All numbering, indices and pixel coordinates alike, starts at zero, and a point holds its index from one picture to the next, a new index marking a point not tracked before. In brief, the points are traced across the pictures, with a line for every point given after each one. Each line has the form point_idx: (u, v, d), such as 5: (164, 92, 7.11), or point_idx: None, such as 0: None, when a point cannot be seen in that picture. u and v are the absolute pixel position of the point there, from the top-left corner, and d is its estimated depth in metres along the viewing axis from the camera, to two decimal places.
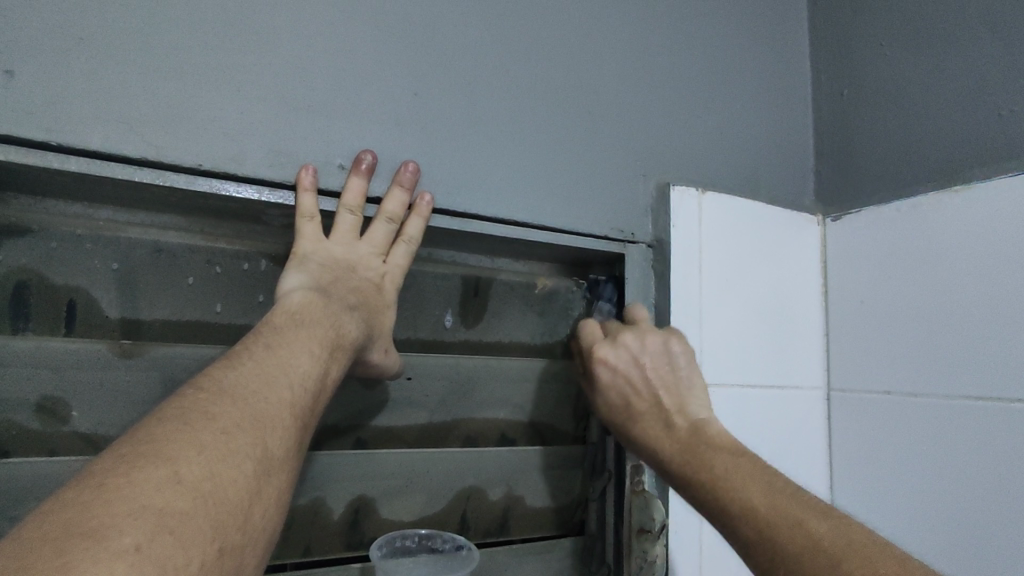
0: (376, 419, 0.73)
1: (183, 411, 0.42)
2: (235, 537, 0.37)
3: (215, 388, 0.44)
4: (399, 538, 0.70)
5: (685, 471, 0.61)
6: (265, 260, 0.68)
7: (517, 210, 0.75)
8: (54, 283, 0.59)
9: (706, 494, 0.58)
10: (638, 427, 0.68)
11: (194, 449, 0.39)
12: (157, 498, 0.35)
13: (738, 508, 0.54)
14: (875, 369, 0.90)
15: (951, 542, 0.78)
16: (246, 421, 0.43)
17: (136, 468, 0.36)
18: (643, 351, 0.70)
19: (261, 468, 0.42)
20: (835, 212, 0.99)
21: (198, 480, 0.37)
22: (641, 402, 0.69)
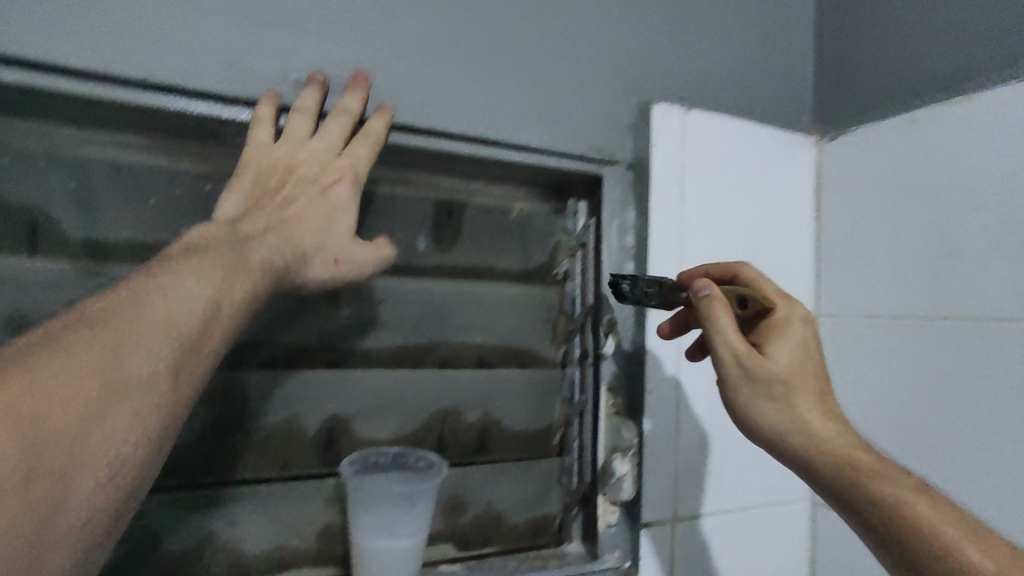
0: (350, 341, 0.73)
1: (99, 306, 0.43)
2: (133, 484, 0.41)
3: (157, 295, 0.45)
4: (372, 455, 0.71)
5: (865, 476, 0.56)
6: (228, 181, 0.67)
7: (489, 128, 0.73)
8: (11, 201, 0.59)
9: (883, 501, 0.55)
10: (816, 428, 0.59)
11: (111, 354, 0.41)
12: (30, 389, 0.37)
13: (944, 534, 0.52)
14: (865, 293, 0.87)
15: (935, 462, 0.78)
16: (157, 326, 0.44)
17: (26, 357, 0.39)
18: (805, 347, 0.63)
19: (172, 408, 0.44)
20: (832, 132, 0.94)
21: (107, 381, 0.40)
22: (819, 387, 0.61)
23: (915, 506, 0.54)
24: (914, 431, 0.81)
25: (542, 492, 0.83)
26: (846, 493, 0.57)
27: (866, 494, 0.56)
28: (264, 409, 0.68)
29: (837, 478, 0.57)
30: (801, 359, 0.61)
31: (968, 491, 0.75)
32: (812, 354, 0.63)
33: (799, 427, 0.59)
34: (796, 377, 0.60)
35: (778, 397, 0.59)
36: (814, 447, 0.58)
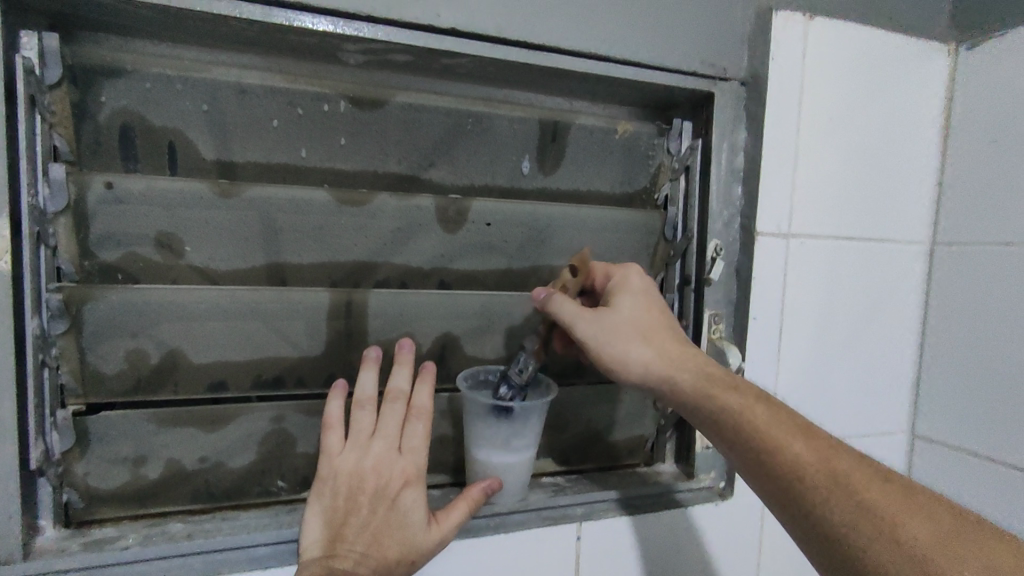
0: (458, 263, 0.75)
1: (359, 428, 0.64)
2: (360, 497, 0.61)
3: (390, 436, 0.64)
4: (481, 372, 0.74)
5: (713, 392, 0.59)
6: (344, 101, 0.67)
7: (600, 43, 0.70)
8: (153, 124, 0.62)
9: (798, 477, 0.52)
10: (665, 367, 0.62)
11: (397, 499, 0.62)
12: (366, 553, 0.59)
13: (778, 446, 0.54)
14: (989, 217, 0.81)
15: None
16: (403, 463, 0.63)
17: (347, 536, 0.60)
18: (639, 293, 0.67)
19: (411, 450, 0.64)
20: (971, 39, 0.85)
21: (409, 554, 0.61)
22: (710, 365, 0.62)
23: (841, 466, 0.52)
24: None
25: (640, 414, 0.85)
26: (781, 491, 0.53)
27: (806, 484, 0.51)
28: (382, 326, 0.72)
29: (758, 471, 0.55)
30: (650, 337, 0.64)
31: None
32: (634, 318, 0.65)
33: (726, 416, 0.57)
34: (638, 326, 0.64)
35: (703, 401, 0.59)
36: (735, 433, 0.57)
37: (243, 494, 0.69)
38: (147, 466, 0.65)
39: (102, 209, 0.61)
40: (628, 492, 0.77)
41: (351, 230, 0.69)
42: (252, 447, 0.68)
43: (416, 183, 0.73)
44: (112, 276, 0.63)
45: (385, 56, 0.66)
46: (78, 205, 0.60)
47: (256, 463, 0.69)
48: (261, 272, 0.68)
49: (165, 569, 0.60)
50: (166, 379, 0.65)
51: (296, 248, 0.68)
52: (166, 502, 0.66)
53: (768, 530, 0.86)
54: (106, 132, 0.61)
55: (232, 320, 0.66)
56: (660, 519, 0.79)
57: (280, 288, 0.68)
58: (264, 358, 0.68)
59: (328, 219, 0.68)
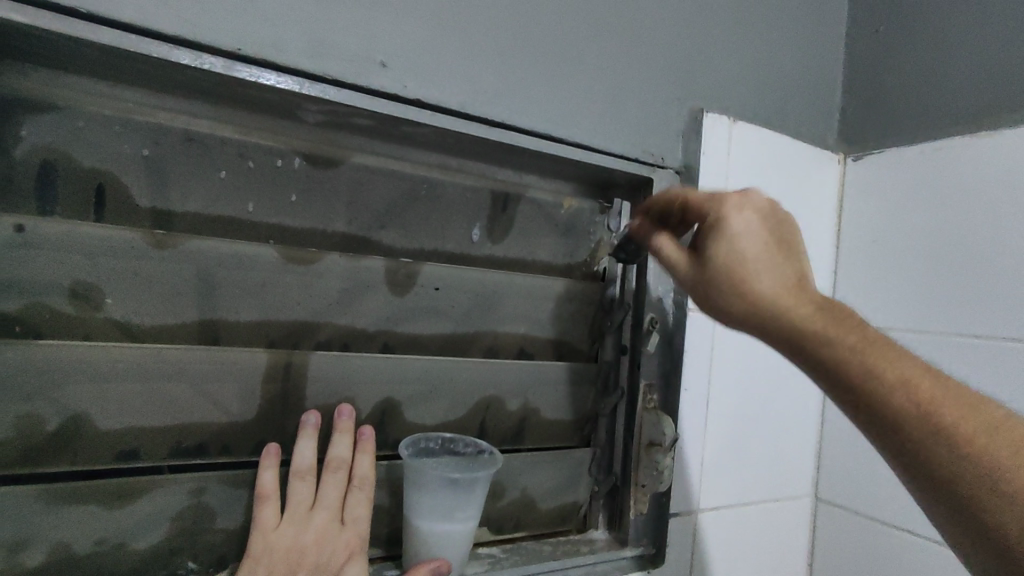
0: (403, 327, 0.73)
1: (298, 501, 0.64)
2: (301, 574, 0.61)
3: (330, 507, 0.64)
4: (422, 440, 0.73)
5: (860, 347, 0.51)
6: (299, 158, 0.66)
7: (555, 125, 0.74)
8: (81, 165, 0.57)
9: (985, 460, 0.47)
10: (767, 296, 0.53)
11: (339, 573, 0.62)
12: None
13: (930, 412, 0.49)
14: (879, 304, 0.93)
15: None
16: (345, 536, 0.64)
17: None
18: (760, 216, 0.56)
19: (353, 521, 0.65)
20: (858, 151, 0.99)
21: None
22: (844, 328, 0.51)
23: (981, 437, 0.48)
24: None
25: (574, 481, 0.86)
26: (918, 460, 0.49)
27: (966, 470, 0.47)
28: (320, 390, 0.68)
29: (912, 443, 0.49)
30: (778, 250, 0.54)
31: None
32: (770, 232, 0.55)
33: (856, 385, 0.50)
34: (762, 255, 0.54)
35: (833, 327, 0.51)
36: (857, 388, 0.50)
37: None
38: (25, 552, 0.55)
39: (8, 253, 0.54)
40: (564, 564, 0.77)
41: (295, 289, 0.66)
42: (160, 526, 0.61)
43: (368, 245, 0.71)
44: (7, 330, 0.55)
45: (346, 118, 0.65)
46: None
47: (164, 543, 0.62)
48: (191, 329, 0.62)
49: None
50: (63, 450, 0.57)
51: (233, 306, 0.64)
52: None
53: None
54: (22, 169, 0.55)
55: (149, 383, 0.60)
56: None
57: (211, 348, 0.62)
58: (186, 424, 0.62)
59: (270, 276, 0.65)
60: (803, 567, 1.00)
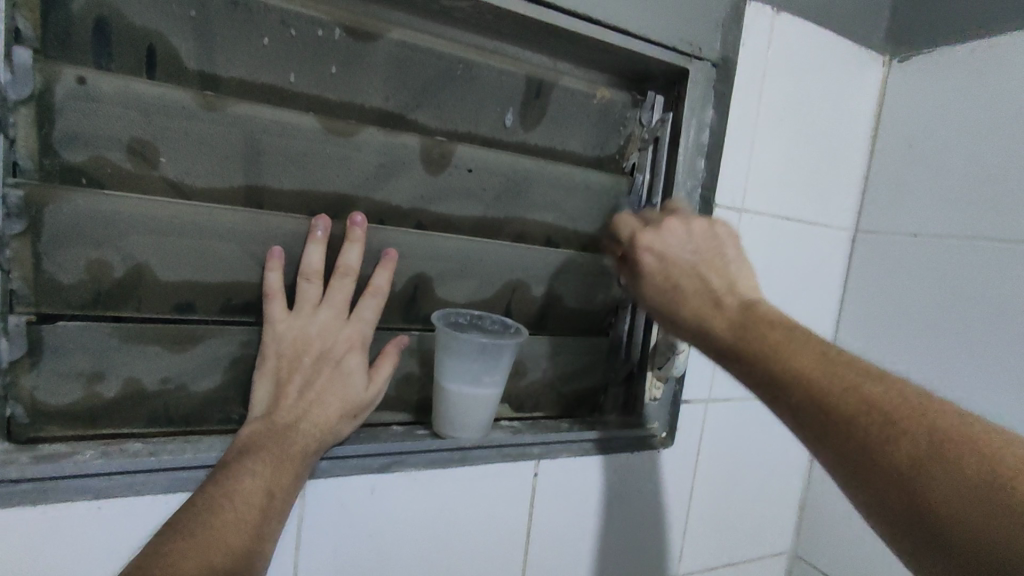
0: (436, 206, 0.76)
1: (305, 299, 0.66)
2: (305, 360, 0.64)
3: (336, 312, 0.67)
4: (453, 314, 0.75)
5: (748, 329, 0.51)
6: (339, 29, 0.67)
7: (593, 6, 0.73)
8: (132, 22, 0.58)
9: (908, 398, 0.44)
10: (681, 306, 0.56)
11: (341, 362, 0.65)
12: (307, 414, 0.62)
13: (802, 372, 0.47)
14: (905, 211, 0.94)
15: (983, 340, 0.84)
16: (350, 337, 0.66)
17: (286, 397, 0.63)
18: (692, 235, 0.60)
19: (360, 327, 0.67)
20: (904, 53, 0.96)
21: (351, 408, 0.65)
22: (739, 305, 0.54)
23: (866, 389, 0.45)
24: (937, 343, 0.89)
25: (592, 366, 0.90)
26: (853, 423, 0.44)
27: (903, 417, 0.43)
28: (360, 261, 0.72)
29: (842, 400, 0.45)
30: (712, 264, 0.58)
31: (981, 392, 0.84)
32: (703, 245, 0.60)
33: (771, 352, 0.49)
34: (677, 270, 0.58)
35: (754, 327, 0.51)
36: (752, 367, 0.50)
37: (202, 420, 0.67)
38: (103, 384, 0.62)
39: (70, 106, 0.57)
40: (581, 436, 0.83)
41: (334, 160, 0.69)
42: (216, 373, 0.67)
43: (403, 123, 0.73)
44: (74, 180, 0.58)
45: None
46: (44, 97, 0.56)
47: (220, 389, 0.67)
48: (239, 193, 0.65)
49: (129, 484, 0.59)
50: (129, 296, 0.62)
51: (277, 173, 0.67)
52: (120, 423, 0.63)
53: (699, 477, 0.94)
54: (79, 23, 0.57)
55: (204, 240, 0.64)
56: (606, 462, 0.85)
57: (257, 211, 0.66)
58: (236, 283, 0.66)
59: (313, 146, 0.67)
60: (806, 458, 1.06)
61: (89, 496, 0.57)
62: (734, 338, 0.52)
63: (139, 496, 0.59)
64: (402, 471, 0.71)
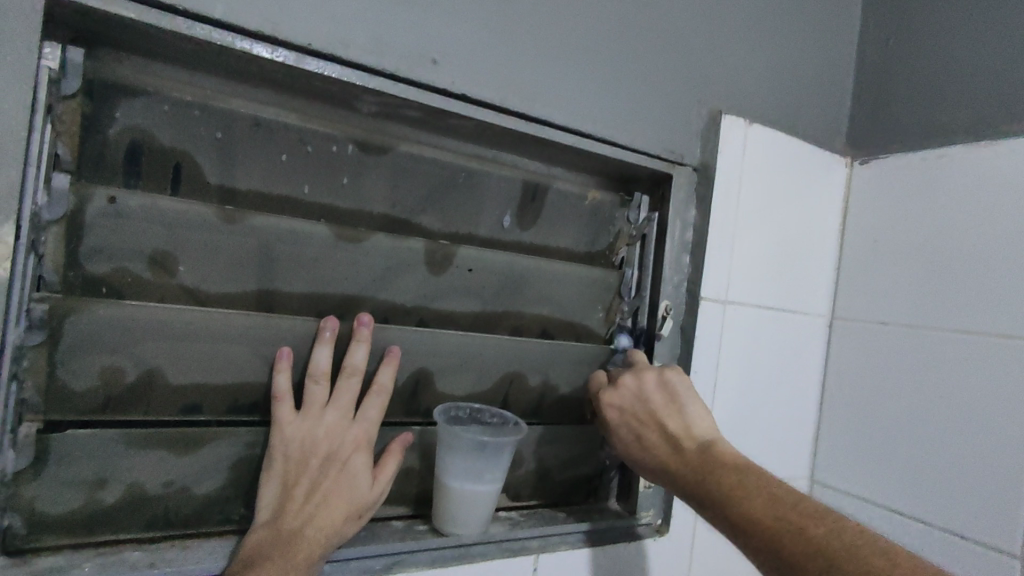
0: (438, 304, 0.79)
1: (312, 400, 0.68)
2: (312, 462, 0.65)
3: (343, 413, 0.69)
4: (453, 408, 0.78)
5: (701, 477, 0.62)
6: (352, 145, 0.72)
7: (585, 122, 0.80)
8: (161, 145, 0.63)
9: (846, 537, 0.51)
10: (647, 457, 0.69)
11: (347, 463, 0.67)
12: (313, 519, 0.63)
13: (749, 513, 0.56)
14: (876, 300, 1.00)
15: (958, 426, 0.88)
16: (356, 437, 0.68)
17: (292, 502, 0.63)
18: (640, 391, 0.73)
19: (365, 427, 0.69)
20: (864, 156, 1.05)
21: (356, 510, 0.66)
22: (695, 449, 0.65)
23: (803, 528, 0.53)
24: (921, 429, 0.92)
25: (587, 454, 0.92)
26: (794, 552, 0.52)
27: (837, 550, 0.50)
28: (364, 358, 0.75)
29: (784, 536, 0.53)
30: (669, 407, 0.70)
31: (969, 479, 0.86)
32: (657, 400, 0.71)
33: (728, 498, 0.58)
34: (645, 420, 0.70)
35: (707, 467, 0.62)
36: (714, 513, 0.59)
37: (202, 522, 0.67)
38: (107, 489, 0.62)
39: (98, 222, 0.60)
40: (578, 527, 0.84)
41: (343, 264, 0.72)
42: (220, 475, 0.67)
43: (408, 227, 0.77)
44: (95, 291, 0.61)
45: (398, 109, 0.71)
46: (74, 215, 0.59)
47: (222, 490, 0.68)
48: (251, 297, 0.68)
49: None
50: (139, 400, 0.64)
51: (289, 278, 0.70)
52: (120, 528, 0.63)
53: (694, 565, 0.94)
54: (112, 147, 0.61)
55: (216, 344, 0.66)
56: (604, 554, 0.85)
57: (268, 314, 0.69)
58: (245, 383, 0.68)
59: (324, 252, 0.71)
60: None
61: None
62: (693, 485, 0.62)
63: None
64: (403, 571, 0.70)
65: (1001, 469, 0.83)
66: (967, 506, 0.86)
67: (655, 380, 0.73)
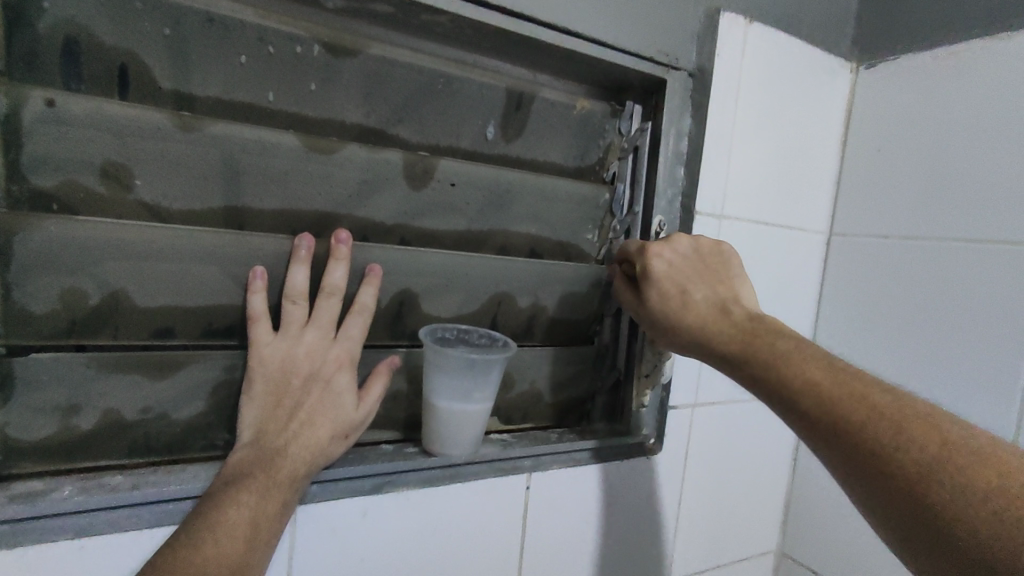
0: (419, 222, 0.75)
1: (291, 321, 0.64)
2: (294, 383, 0.63)
3: (324, 332, 0.65)
4: (439, 329, 0.75)
5: (754, 344, 0.59)
6: (318, 45, 0.66)
7: (572, 19, 0.74)
8: (103, 42, 0.57)
9: (913, 406, 0.49)
10: (688, 314, 0.65)
11: (331, 383, 0.64)
12: (299, 438, 0.61)
13: (801, 370, 0.55)
14: (877, 213, 0.96)
15: (959, 338, 0.87)
16: (339, 357, 0.65)
17: (275, 423, 0.61)
18: (694, 250, 0.69)
19: (348, 347, 0.66)
20: (870, 60, 0.99)
21: (342, 429, 0.64)
22: (741, 316, 0.63)
23: (862, 390, 0.51)
24: (925, 338, 0.90)
25: (579, 375, 0.91)
26: (851, 413, 0.50)
27: (899, 412, 0.49)
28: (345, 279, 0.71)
29: (841, 396, 0.51)
30: (710, 278, 0.67)
31: (972, 389, 0.85)
32: (710, 260, 0.69)
33: (780, 359, 0.56)
34: (684, 279, 0.67)
35: (758, 336, 0.59)
36: (761, 373, 0.58)
37: (185, 448, 0.65)
38: (79, 416, 0.60)
39: (39, 129, 0.55)
40: (571, 447, 0.83)
41: (316, 178, 0.68)
42: (199, 400, 0.65)
43: (384, 138, 0.72)
44: (45, 206, 0.57)
45: (366, 3, 0.65)
46: (13, 121, 0.54)
47: (204, 416, 0.66)
48: (218, 214, 0.64)
49: (110, 520, 0.57)
50: (106, 323, 0.60)
51: (257, 193, 0.65)
52: (98, 455, 0.61)
53: (688, 481, 0.95)
54: (47, 44, 0.55)
55: (183, 264, 0.62)
56: (597, 472, 0.85)
57: (238, 232, 0.64)
58: (218, 305, 0.65)
59: (294, 164, 0.66)
60: (789, 456, 1.08)
61: (70, 536, 0.55)
62: (743, 353, 0.60)
63: (123, 533, 0.57)
64: (395, 490, 0.70)
65: (1007, 378, 0.82)
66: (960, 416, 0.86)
67: (694, 245, 0.70)
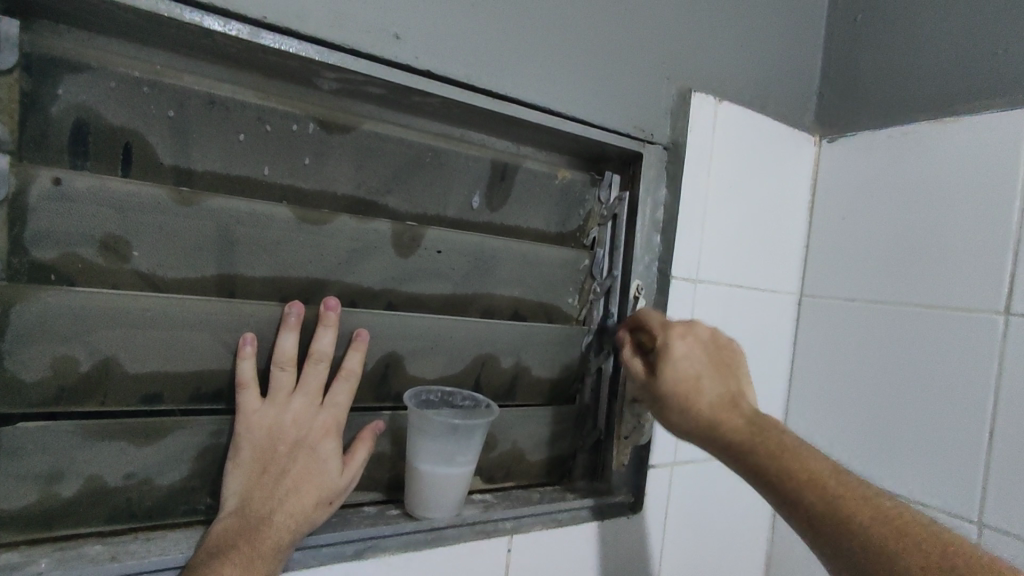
0: (405, 287, 0.78)
1: (279, 388, 0.66)
2: (280, 449, 0.64)
3: (311, 399, 0.67)
4: (423, 392, 0.77)
5: (770, 447, 0.58)
6: (313, 123, 0.70)
7: (553, 99, 0.79)
8: (110, 123, 0.60)
9: (926, 530, 0.51)
10: (700, 405, 0.63)
11: (316, 449, 0.66)
12: (284, 505, 0.62)
13: (822, 484, 0.55)
14: (844, 278, 1.01)
15: (924, 401, 0.90)
16: (325, 423, 0.67)
17: (260, 490, 0.62)
18: (710, 339, 0.68)
19: (334, 413, 0.68)
20: (832, 133, 1.06)
21: (326, 495, 0.65)
22: (752, 413, 0.62)
23: (882, 511, 0.52)
24: (896, 404, 0.93)
25: (561, 434, 0.92)
26: (879, 536, 0.51)
27: (919, 537, 0.50)
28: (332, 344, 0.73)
29: (864, 516, 0.52)
30: (723, 373, 0.65)
31: (940, 455, 0.88)
32: (721, 351, 0.68)
33: (801, 467, 0.56)
34: (700, 369, 0.65)
35: (766, 433, 0.59)
36: (780, 478, 0.56)
37: (167, 514, 0.66)
38: (63, 483, 0.60)
39: (43, 205, 0.57)
40: (552, 508, 0.84)
41: (307, 247, 0.70)
42: (183, 465, 0.66)
43: (373, 208, 0.76)
44: (43, 277, 0.59)
45: (360, 86, 0.69)
46: (18, 198, 0.56)
47: (186, 481, 0.66)
48: (211, 283, 0.66)
49: None
50: (95, 390, 0.61)
51: (250, 262, 0.68)
52: (79, 523, 0.62)
53: (669, 540, 0.96)
54: (56, 126, 0.58)
55: (174, 332, 0.64)
56: (577, 533, 0.86)
57: (230, 300, 0.67)
58: (206, 371, 0.66)
59: (286, 235, 0.69)
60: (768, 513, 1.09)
61: None
62: (761, 454, 0.58)
63: None
64: (375, 557, 0.70)
65: (968, 441, 0.85)
66: (929, 480, 0.88)
67: (711, 336, 0.68)
